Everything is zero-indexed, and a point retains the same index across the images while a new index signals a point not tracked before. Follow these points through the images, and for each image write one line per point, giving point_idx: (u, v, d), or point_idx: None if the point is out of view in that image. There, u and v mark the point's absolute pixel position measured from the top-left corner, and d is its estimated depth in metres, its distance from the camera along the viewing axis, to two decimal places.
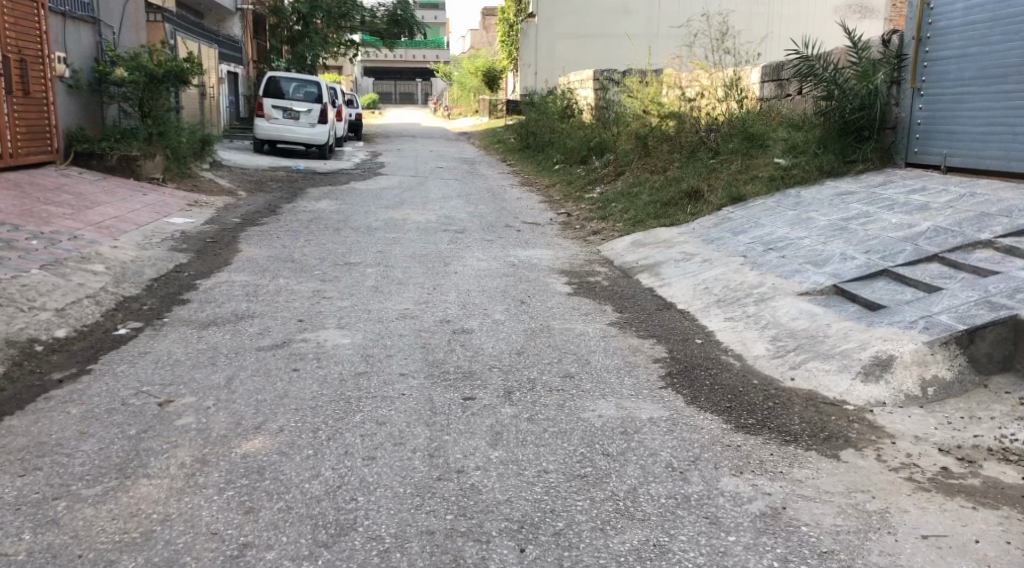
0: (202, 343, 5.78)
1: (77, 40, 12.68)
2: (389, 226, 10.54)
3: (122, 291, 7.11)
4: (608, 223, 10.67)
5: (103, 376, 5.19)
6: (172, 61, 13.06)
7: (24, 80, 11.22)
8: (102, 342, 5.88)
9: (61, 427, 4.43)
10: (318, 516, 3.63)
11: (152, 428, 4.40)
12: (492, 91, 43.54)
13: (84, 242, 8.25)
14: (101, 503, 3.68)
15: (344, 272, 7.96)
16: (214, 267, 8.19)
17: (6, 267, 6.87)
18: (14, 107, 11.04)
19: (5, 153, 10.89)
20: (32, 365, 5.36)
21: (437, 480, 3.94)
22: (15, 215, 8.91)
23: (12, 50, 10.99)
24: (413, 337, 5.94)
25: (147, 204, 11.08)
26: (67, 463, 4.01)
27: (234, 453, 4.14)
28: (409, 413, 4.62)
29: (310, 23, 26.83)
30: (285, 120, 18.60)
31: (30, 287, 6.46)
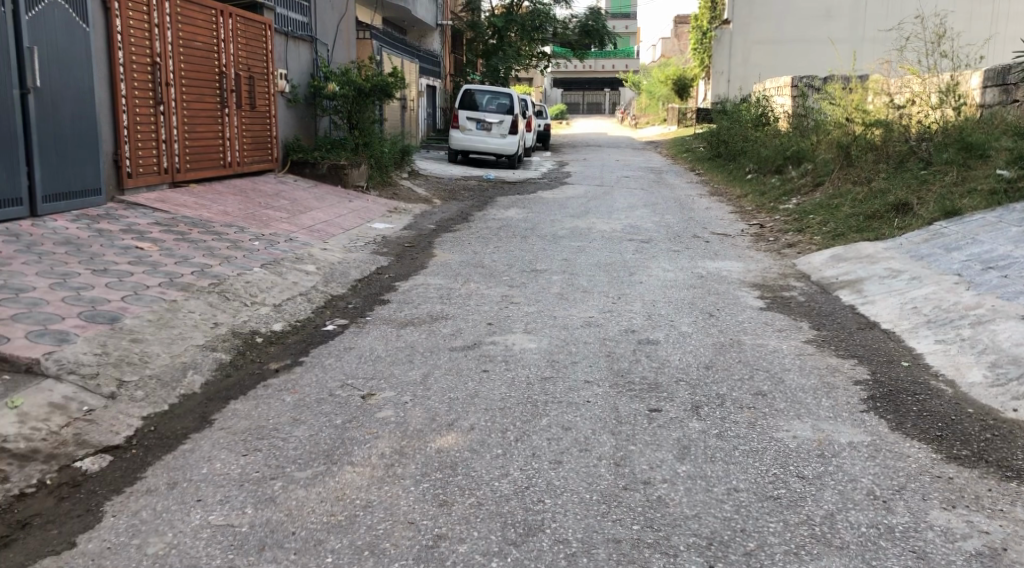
0: (400, 341, 6.10)
1: (297, 57, 13.79)
2: (576, 235, 10.63)
3: (330, 290, 7.62)
4: (805, 236, 10.25)
5: (314, 368, 5.60)
6: (377, 77, 13.85)
7: (251, 95, 12.29)
8: (313, 336, 6.35)
9: (278, 413, 4.82)
10: (507, 515, 3.73)
11: (356, 418, 4.70)
12: (683, 100, 42.86)
13: (297, 244, 8.93)
14: (311, 485, 3.96)
15: (530, 279, 8.11)
16: (411, 270, 8.62)
17: (233, 265, 7.56)
18: (242, 119, 12.12)
19: (233, 162, 11.96)
20: (253, 355, 5.87)
21: (623, 489, 3.94)
22: (240, 218, 9.77)
23: (243, 69, 12.08)
24: (598, 345, 5.97)
25: (352, 209, 11.80)
26: (282, 447, 4.36)
27: (430, 447, 4.33)
28: (595, 421, 4.65)
29: (504, 37, 27.58)
30: (478, 131, 19.22)
31: (252, 284, 7.07)
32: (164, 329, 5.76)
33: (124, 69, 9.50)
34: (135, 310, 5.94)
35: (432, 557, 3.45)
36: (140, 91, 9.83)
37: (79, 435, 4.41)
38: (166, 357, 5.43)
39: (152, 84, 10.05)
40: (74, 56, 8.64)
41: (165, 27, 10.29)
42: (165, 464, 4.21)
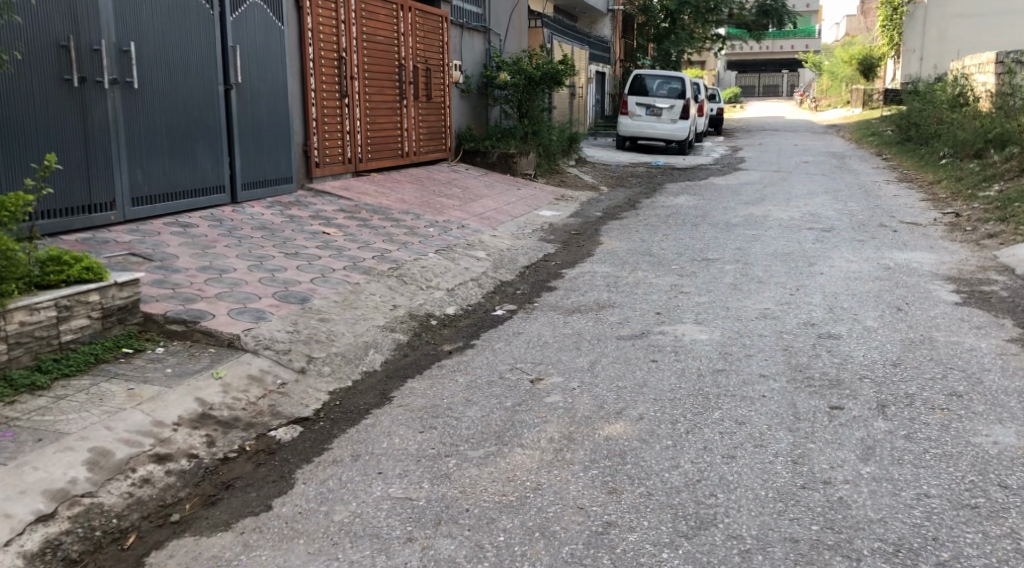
0: (569, 328, 6.14)
1: (471, 48, 14.12)
2: (750, 223, 10.29)
3: (500, 276, 7.78)
4: (1008, 226, 9.41)
5: (485, 351, 5.74)
6: (548, 65, 13.77)
7: (428, 87, 12.71)
8: (483, 321, 6.51)
9: (451, 393, 4.98)
10: (678, 506, 3.68)
11: (525, 402, 4.78)
12: (869, 81, 40.39)
13: (469, 231, 9.17)
14: (483, 465, 4.07)
15: (702, 268, 7.94)
16: (579, 257, 8.64)
17: (409, 250, 7.87)
18: (419, 110, 12.56)
19: (410, 151, 12.42)
20: (427, 336, 6.09)
21: (801, 488, 3.79)
22: (416, 205, 10.15)
23: (420, 61, 12.51)
24: (773, 338, 5.76)
25: (522, 197, 11.97)
26: (456, 426, 4.51)
27: (599, 434, 4.34)
28: (771, 416, 4.50)
29: (677, 19, 26.89)
30: (648, 117, 18.96)
31: (427, 269, 7.33)
32: (348, 310, 6.09)
33: (314, 64, 10.07)
34: (322, 292, 6.31)
35: (602, 543, 3.46)
36: (327, 84, 10.39)
37: (273, 406, 4.75)
38: (350, 336, 5.73)
39: (338, 78, 10.60)
40: (270, 53, 9.25)
41: (350, 23, 10.81)
42: (349, 437, 4.46)
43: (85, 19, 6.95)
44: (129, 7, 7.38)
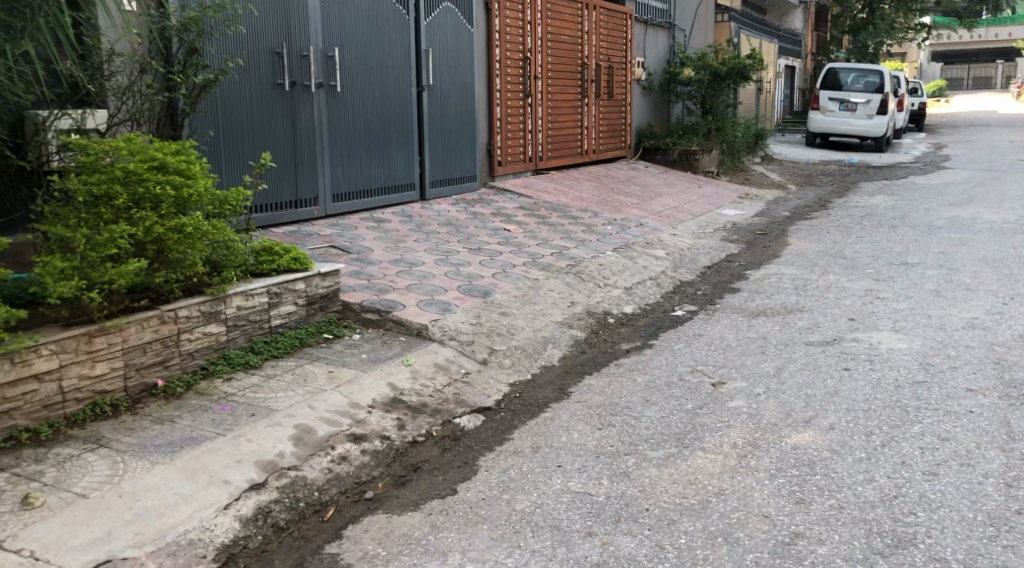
0: (753, 331, 5.97)
1: (654, 45, 14.00)
2: (955, 225, 9.56)
3: (680, 275, 7.67)
4: None
5: (664, 351, 5.68)
6: (735, 59, 13.38)
7: (610, 84, 12.72)
8: (663, 321, 6.45)
9: (630, 392, 4.97)
10: (873, 522, 3.50)
11: (707, 405, 4.69)
12: None
13: (649, 229, 9.10)
14: (663, 466, 4.04)
15: (900, 272, 7.47)
16: (764, 258, 8.37)
17: (588, 248, 7.92)
18: (600, 108, 12.60)
19: (590, 150, 12.49)
20: (606, 334, 6.11)
21: (1015, 513, 3.50)
22: (595, 203, 10.18)
23: (603, 59, 12.53)
24: (983, 350, 5.33)
25: (703, 196, 11.73)
26: (635, 425, 4.50)
27: (785, 442, 4.19)
28: (979, 433, 4.18)
29: (875, 9, 25.28)
30: (841, 113, 18.03)
31: (606, 267, 7.35)
32: (529, 305, 6.22)
33: (500, 65, 10.33)
34: (503, 286, 6.48)
35: (789, 554, 3.35)
36: (512, 85, 10.62)
37: (457, 394, 4.93)
38: (530, 331, 5.84)
39: (523, 77, 10.81)
40: (460, 55, 9.57)
41: (536, 24, 10.98)
42: (530, 429, 4.56)
43: (296, 27, 7.47)
44: (334, 15, 7.85)
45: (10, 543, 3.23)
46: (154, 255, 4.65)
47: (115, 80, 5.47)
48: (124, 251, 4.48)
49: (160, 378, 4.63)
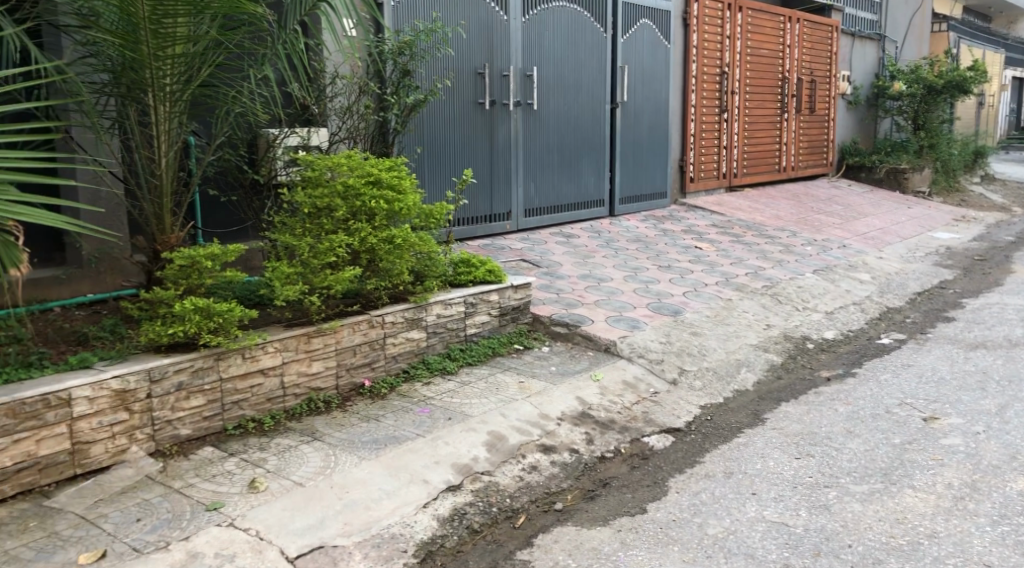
0: (971, 365, 5.54)
1: (862, 57, 13.33)
2: None
3: (887, 301, 7.24)
4: None
5: (869, 381, 5.39)
6: (954, 72, 12.41)
7: (811, 99, 12.24)
8: (867, 349, 6.12)
9: (831, 422, 4.76)
10: None
11: (917, 441, 4.41)
12: None
13: (852, 251, 8.65)
14: (868, 502, 3.84)
15: None
16: (983, 287, 7.74)
17: (786, 269, 7.64)
18: (800, 124, 12.15)
19: (788, 167, 12.07)
20: (803, 360, 5.88)
21: None
22: (792, 222, 9.80)
23: (805, 73, 12.08)
24: None
25: (913, 217, 11.01)
26: (837, 456, 4.29)
27: (1009, 488, 3.86)
28: None
29: None
30: None
31: (804, 289, 7.07)
32: (721, 326, 6.09)
33: (696, 81, 10.21)
34: (695, 306, 6.39)
35: None
36: (708, 100, 10.46)
37: (647, 413, 4.90)
38: (722, 353, 5.72)
39: (719, 93, 10.62)
40: (656, 71, 9.56)
41: (735, 38, 10.75)
42: (722, 453, 4.46)
43: (500, 47, 7.75)
44: (535, 35, 8.08)
45: (238, 521, 3.55)
46: (366, 263, 5.00)
47: (337, 101, 5.94)
48: (341, 259, 4.86)
49: (367, 378, 4.95)
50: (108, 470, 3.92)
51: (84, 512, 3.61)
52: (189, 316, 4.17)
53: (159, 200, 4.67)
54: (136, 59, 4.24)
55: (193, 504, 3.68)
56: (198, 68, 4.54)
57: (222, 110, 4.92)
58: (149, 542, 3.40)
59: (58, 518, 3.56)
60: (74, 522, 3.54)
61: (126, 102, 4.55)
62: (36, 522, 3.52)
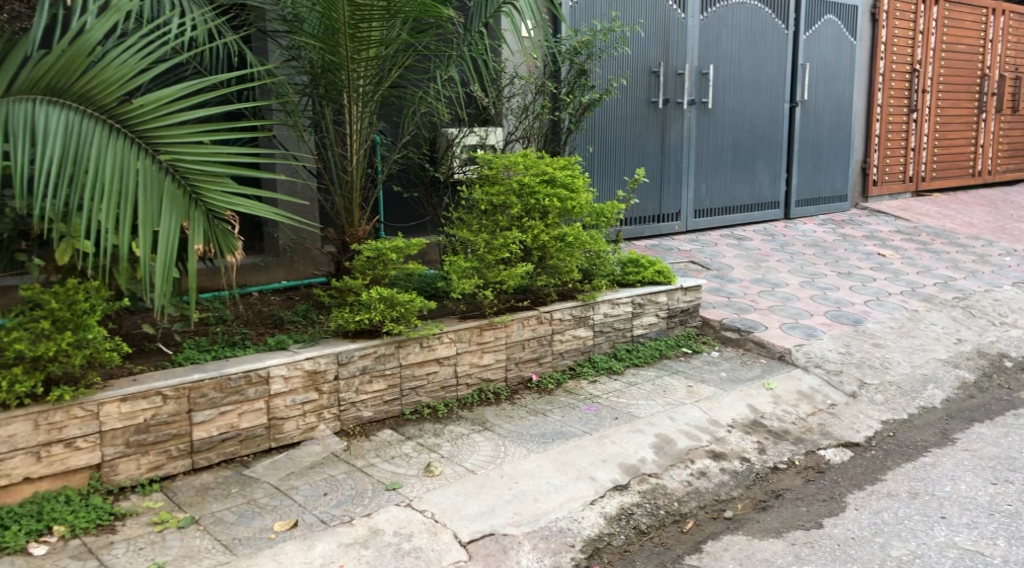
0: None
1: None
2: None
3: None
4: None
5: None
6: None
7: (1014, 98, 11.33)
8: None
9: None
10: None
11: None
12: None
13: None
14: None
15: None
16: None
17: (981, 280, 7.12)
18: (1000, 125, 11.27)
19: (983, 171, 11.25)
20: (999, 379, 5.47)
21: None
22: (988, 230, 9.11)
23: (1008, 69, 11.18)
24: None
25: None
26: None
27: None
28: None
29: None
30: None
31: (1002, 303, 6.56)
32: (907, 338, 5.75)
33: (883, 79, 9.68)
34: (878, 316, 6.07)
35: None
36: (896, 99, 9.89)
37: (823, 425, 4.71)
38: (907, 366, 5.41)
39: (909, 92, 10.02)
40: (840, 69, 9.13)
41: (930, 32, 10.09)
42: (906, 473, 4.23)
43: (676, 47, 7.66)
44: (713, 33, 7.92)
45: (416, 503, 3.73)
46: (537, 260, 5.09)
47: (514, 101, 6.07)
48: (514, 255, 4.97)
49: (535, 373, 5.08)
50: (299, 445, 4.21)
51: (278, 483, 3.89)
52: (375, 305, 4.42)
53: (348, 195, 4.97)
54: (334, 61, 4.52)
55: (375, 483, 3.90)
56: (389, 69, 4.76)
57: (409, 110, 5.17)
58: (335, 516, 3.63)
59: (256, 486, 3.86)
60: (270, 491, 3.82)
61: (323, 102, 4.87)
62: (238, 488, 3.84)
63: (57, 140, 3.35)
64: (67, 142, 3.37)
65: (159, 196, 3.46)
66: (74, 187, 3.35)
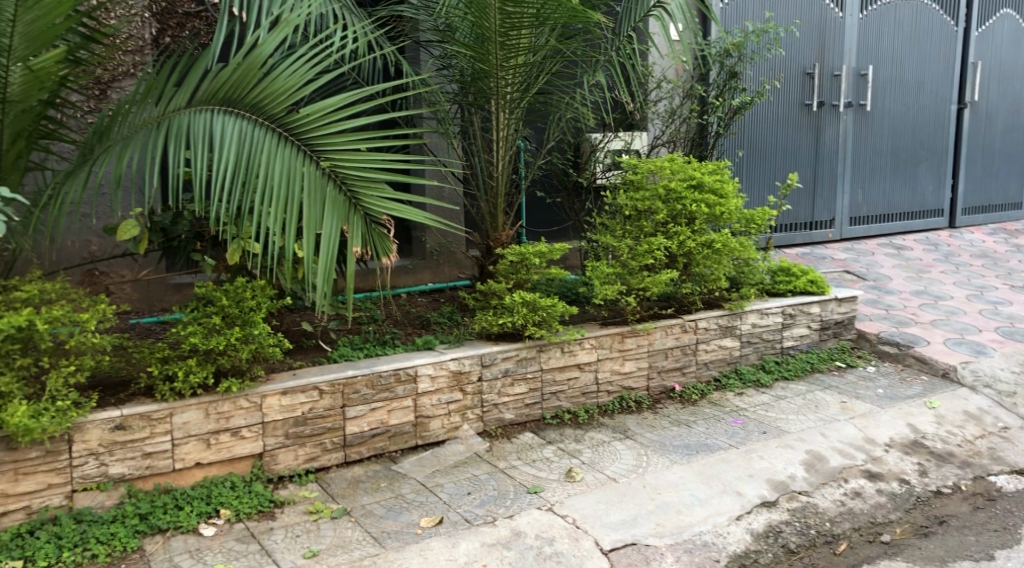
0: None
1: None
2: None
3: None
4: None
5: None
6: None
7: None
8: None
9: None
10: None
11: None
12: None
13: None
14: None
15: None
16: None
17: None
18: None
19: None
20: None
21: None
22: None
23: None
24: None
25: None
26: None
27: None
28: None
29: None
30: None
31: None
32: None
33: None
34: None
35: None
36: None
37: (994, 449, 4.39)
38: None
39: None
40: (1017, 67, 8.50)
41: None
42: None
43: (833, 47, 7.34)
44: (874, 32, 7.54)
45: (557, 507, 3.75)
46: (683, 267, 5.01)
47: (661, 105, 6.05)
48: (659, 262, 4.90)
49: (678, 383, 5.00)
50: (443, 444, 4.32)
51: (425, 480, 4.00)
52: (518, 309, 4.48)
53: (494, 201, 5.07)
54: (484, 69, 4.60)
55: (517, 486, 3.94)
56: (536, 76, 4.80)
57: (556, 116, 5.19)
58: (479, 515, 3.70)
59: (403, 482, 3.98)
60: (417, 487, 3.93)
61: (471, 110, 4.98)
62: (387, 483, 3.97)
63: (232, 147, 3.58)
64: (240, 151, 3.59)
65: (321, 201, 3.64)
66: (247, 191, 3.56)
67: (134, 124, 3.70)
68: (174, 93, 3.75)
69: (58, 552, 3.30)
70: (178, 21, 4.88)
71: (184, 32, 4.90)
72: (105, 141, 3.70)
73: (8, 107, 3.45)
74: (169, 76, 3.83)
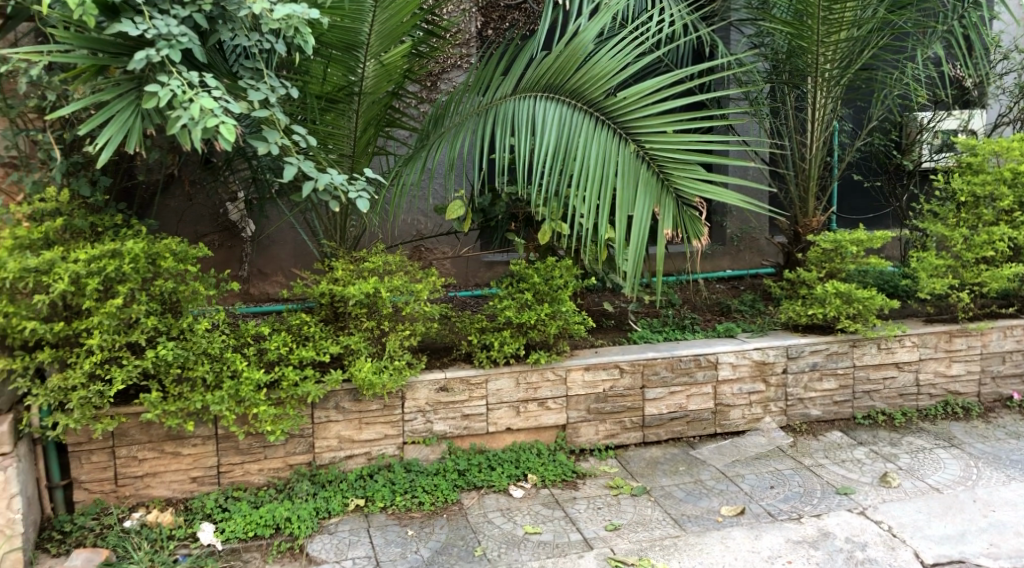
0: None
1: None
2: None
3: None
4: None
5: None
6: None
7: None
8: None
9: None
10: None
11: None
12: None
13: None
14: None
15: None
16: None
17: None
18: None
19: None
20: None
21: None
22: None
23: None
24: None
25: None
26: None
27: None
28: None
29: None
30: None
31: None
32: None
33: None
34: None
35: None
36: None
37: None
38: None
39: None
40: None
41: None
42: None
43: None
44: None
45: (871, 512, 3.53)
46: None
47: (1009, 77, 5.26)
48: (999, 254, 4.41)
49: (1016, 391, 4.51)
50: (744, 434, 4.22)
51: (725, 468, 3.94)
52: (830, 300, 4.23)
53: (804, 184, 4.84)
54: (802, 46, 4.35)
55: (824, 484, 3.76)
56: (860, 51, 4.45)
57: (881, 93, 4.80)
58: (783, 510, 3.58)
59: (703, 468, 3.95)
60: (717, 474, 3.89)
61: (785, 89, 4.76)
62: (685, 467, 3.97)
63: (552, 132, 3.75)
64: (560, 136, 3.75)
65: (634, 184, 3.70)
66: (564, 174, 3.71)
67: (465, 112, 3.99)
68: (501, 81, 3.98)
69: (392, 496, 3.69)
70: (500, 14, 5.18)
71: (505, 23, 5.18)
72: (440, 127, 4.03)
73: (362, 99, 3.87)
74: (497, 65, 4.08)
